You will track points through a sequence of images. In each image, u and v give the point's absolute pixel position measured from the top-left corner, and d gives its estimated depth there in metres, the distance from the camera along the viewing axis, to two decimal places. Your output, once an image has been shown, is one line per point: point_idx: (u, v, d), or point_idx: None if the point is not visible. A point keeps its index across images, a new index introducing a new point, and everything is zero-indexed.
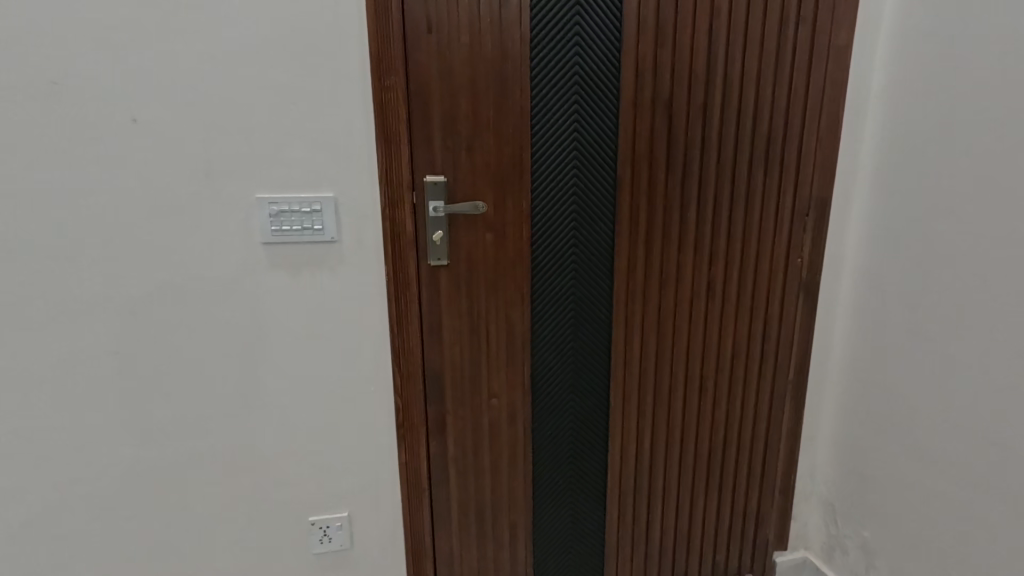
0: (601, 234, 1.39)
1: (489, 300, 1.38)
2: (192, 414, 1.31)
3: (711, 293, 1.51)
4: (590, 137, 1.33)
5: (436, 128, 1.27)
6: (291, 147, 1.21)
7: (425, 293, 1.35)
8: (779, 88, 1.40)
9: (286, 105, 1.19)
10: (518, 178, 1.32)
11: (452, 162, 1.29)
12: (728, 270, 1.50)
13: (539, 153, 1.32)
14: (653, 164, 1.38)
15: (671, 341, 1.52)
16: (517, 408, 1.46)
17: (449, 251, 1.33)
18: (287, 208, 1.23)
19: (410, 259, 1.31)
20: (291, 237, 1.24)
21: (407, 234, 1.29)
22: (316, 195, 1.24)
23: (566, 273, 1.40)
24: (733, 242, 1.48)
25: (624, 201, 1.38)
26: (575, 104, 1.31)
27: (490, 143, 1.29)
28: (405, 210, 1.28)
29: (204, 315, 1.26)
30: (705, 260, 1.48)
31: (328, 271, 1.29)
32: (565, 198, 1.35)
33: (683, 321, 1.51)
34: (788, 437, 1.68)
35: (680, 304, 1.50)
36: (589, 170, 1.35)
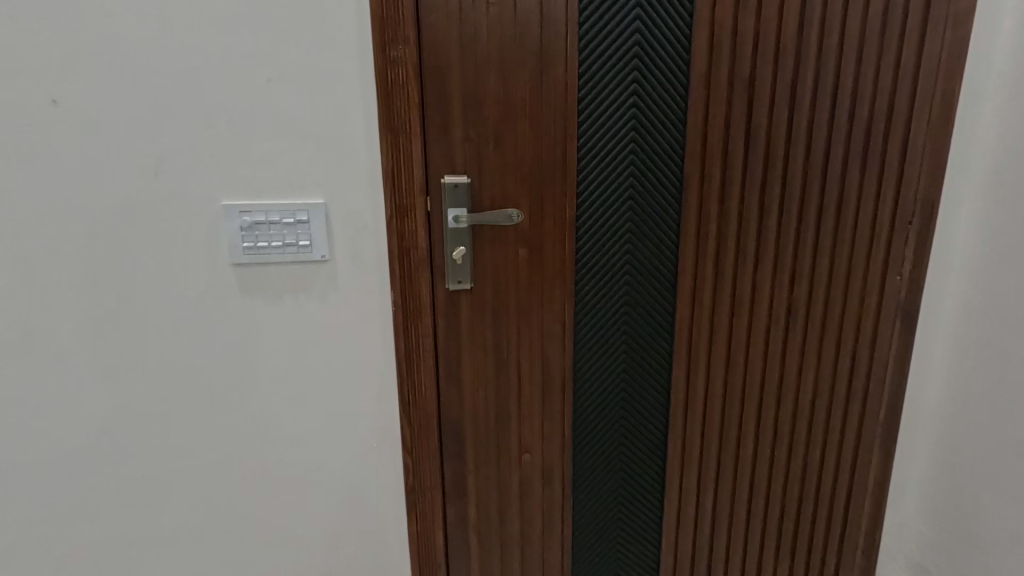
0: (662, 249, 1.11)
1: (521, 332, 1.10)
2: (147, 479, 1.03)
3: (791, 318, 1.23)
4: (651, 127, 1.04)
5: (457, 115, 0.98)
6: (269, 139, 0.92)
7: (442, 324, 1.07)
8: (885, 60, 1.11)
9: (263, 83, 0.90)
10: (560, 179, 1.03)
11: (476, 158, 1.00)
12: (813, 291, 1.22)
13: (587, 147, 1.03)
14: (728, 160, 1.09)
15: (741, 378, 1.24)
16: (554, 462, 1.18)
17: (472, 271, 1.05)
18: (264, 219, 0.94)
19: (424, 281, 1.03)
20: (269, 256, 0.96)
21: (420, 251, 1.01)
22: (301, 202, 0.95)
23: (617, 296, 1.12)
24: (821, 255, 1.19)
25: (692, 208, 1.10)
26: (634, 84, 1.02)
27: (526, 134, 1.01)
28: (417, 220, 1.00)
29: (159, 356, 0.98)
30: (786, 278, 1.20)
31: (319, 298, 1.00)
32: (619, 204, 1.07)
33: (757, 353, 1.23)
34: (876, 489, 1.38)
35: (753, 332, 1.21)
36: (649, 169, 1.06)
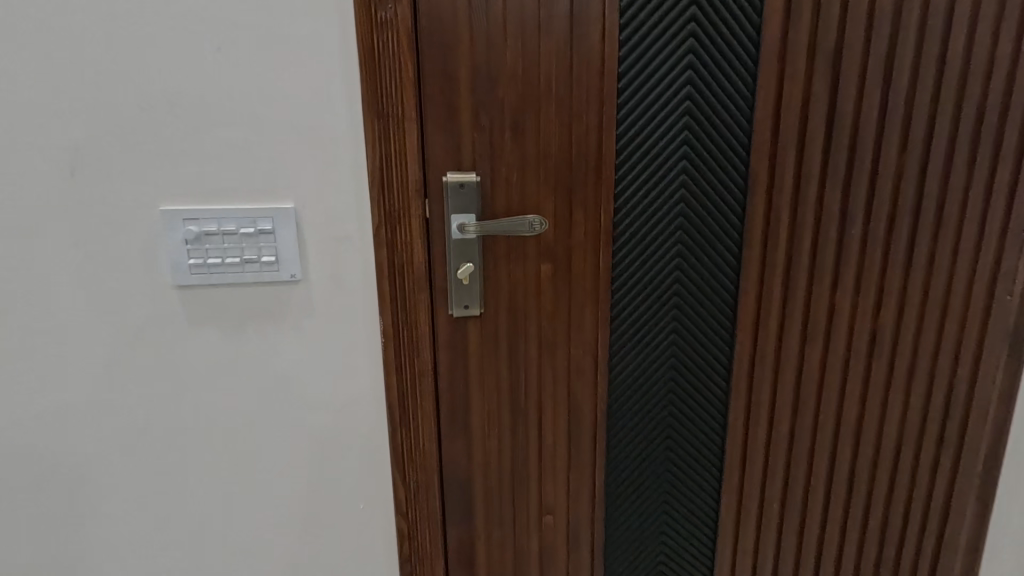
0: (719, 264, 0.89)
1: (543, 369, 0.88)
2: (85, 546, 0.84)
3: (874, 349, 0.99)
4: (711, 112, 0.83)
5: (464, 95, 0.76)
6: (223, 127, 0.72)
7: (444, 360, 0.85)
8: (1011, 21, 0.85)
9: (214, 55, 0.70)
10: (593, 177, 0.82)
11: (488, 151, 0.79)
12: (904, 317, 0.98)
13: (629, 137, 0.81)
14: (804, 153, 0.87)
15: (811, 419, 1.01)
16: (583, 523, 0.97)
17: (482, 293, 0.83)
18: (215, 228, 0.73)
19: (423, 307, 0.81)
20: (223, 276, 0.75)
21: (416, 268, 0.80)
22: (264, 207, 0.74)
23: (662, 323, 0.90)
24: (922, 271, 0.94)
25: (757, 213, 0.88)
26: (688, 58, 0.80)
27: (552, 121, 0.79)
28: (412, 230, 0.78)
29: (92, 400, 0.78)
30: (870, 300, 0.96)
31: (290, 328, 0.79)
32: (667, 208, 0.85)
33: (830, 392, 1.00)
34: (970, 557, 1.13)
35: (827, 366, 0.98)
36: (706, 165, 0.84)
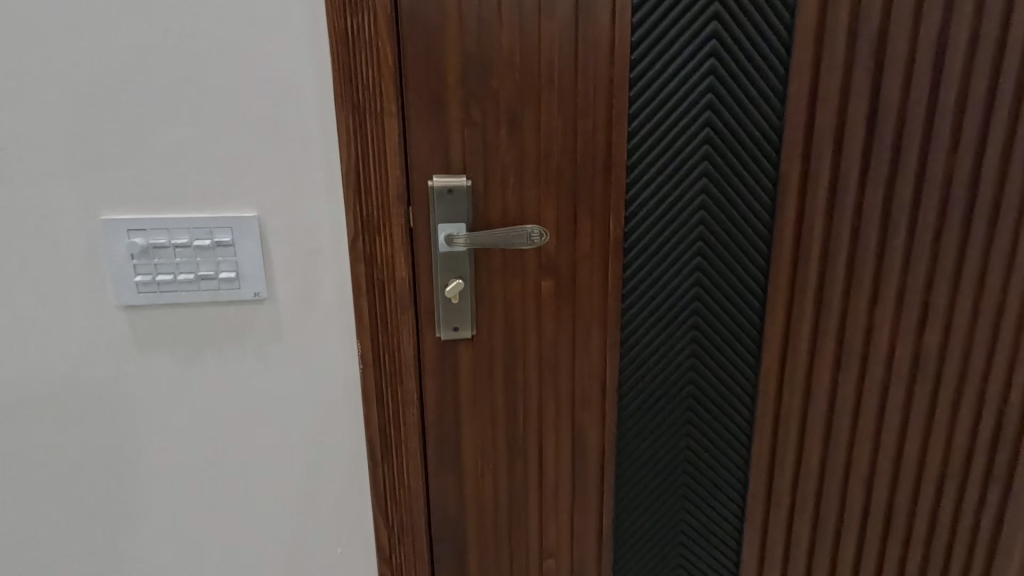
0: (744, 284, 0.76)
1: (544, 399, 0.77)
2: None
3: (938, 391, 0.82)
4: (735, 106, 0.69)
5: (452, 87, 0.66)
6: (172, 123, 0.62)
7: (431, 389, 0.74)
8: None
9: (160, 40, 0.60)
10: (601, 180, 0.71)
11: (480, 151, 0.68)
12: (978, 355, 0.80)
13: (642, 136, 0.70)
14: (862, 150, 0.71)
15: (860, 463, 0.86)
16: (588, 569, 0.86)
17: (474, 313, 0.72)
18: (165, 240, 0.63)
19: (406, 330, 0.71)
20: (176, 295, 0.65)
21: (398, 286, 0.69)
22: (223, 215, 0.64)
23: (680, 348, 0.78)
24: (1005, 294, 0.77)
25: (788, 225, 0.73)
26: (712, 42, 0.67)
27: (554, 117, 0.68)
28: (394, 242, 0.68)
29: (25, 435, 0.68)
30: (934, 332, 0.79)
31: (255, 353, 0.70)
32: (685, 217, 0.73)
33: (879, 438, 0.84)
34: None
35: (876, 408, 0.83)
36: (731, 168, 0.71)
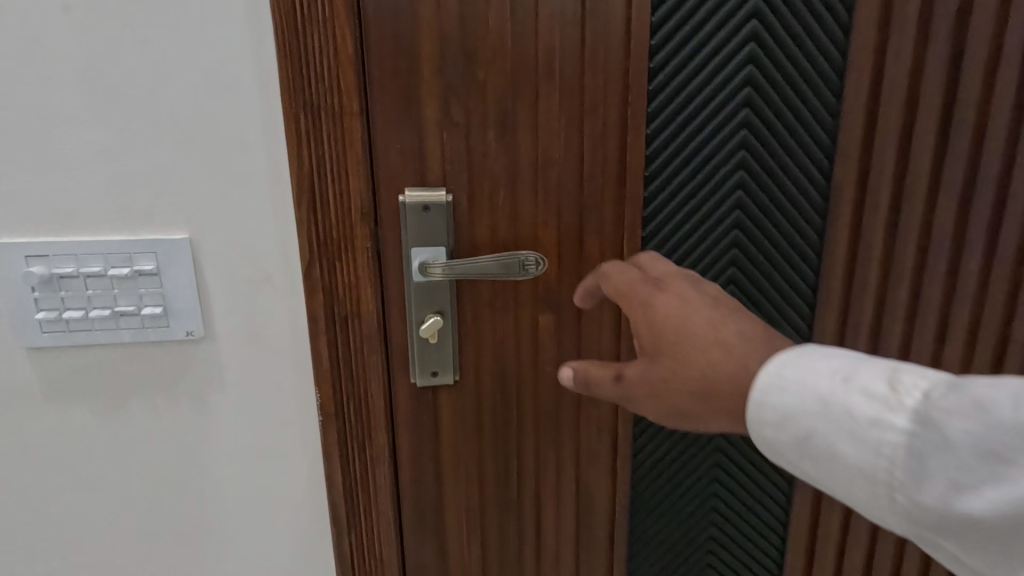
0: (785, 317, 0.64)
1: (542, 454, 0.65)
2: None
3: None
4: (780, 104, 0.57)
5: (428, 79, 0.53)
6: (81, 124, 0.50)
7: (405, 444, 0.62)
8: None
9: (61, 21, 0.48)
10: (612, 194, 0.58)
11: (464, 158, 0.55)
12: None
13: (663, 141, 0.57)
14: (931, 156, 0.59)
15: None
16: None
17: (456, 355, 0.60)
18: (74, 268, 0.52)
19: (374, 374, 0.59)
20: (91, 334, 0.54)
21: (365, 322, 0.57)
22: (146, 237, 0.52)
23: None
24: None
25: (839, 246, 0.61)
26: (752, 23, 0.55)
27: (556, 115, 0.55)
28: (357, 271, 0.56)
29: None
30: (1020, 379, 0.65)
31: (191, 403, 0.58)
32: (715, 238, 0.60)
33: None
34: None
35: None
36: (772, 178, 0.59)
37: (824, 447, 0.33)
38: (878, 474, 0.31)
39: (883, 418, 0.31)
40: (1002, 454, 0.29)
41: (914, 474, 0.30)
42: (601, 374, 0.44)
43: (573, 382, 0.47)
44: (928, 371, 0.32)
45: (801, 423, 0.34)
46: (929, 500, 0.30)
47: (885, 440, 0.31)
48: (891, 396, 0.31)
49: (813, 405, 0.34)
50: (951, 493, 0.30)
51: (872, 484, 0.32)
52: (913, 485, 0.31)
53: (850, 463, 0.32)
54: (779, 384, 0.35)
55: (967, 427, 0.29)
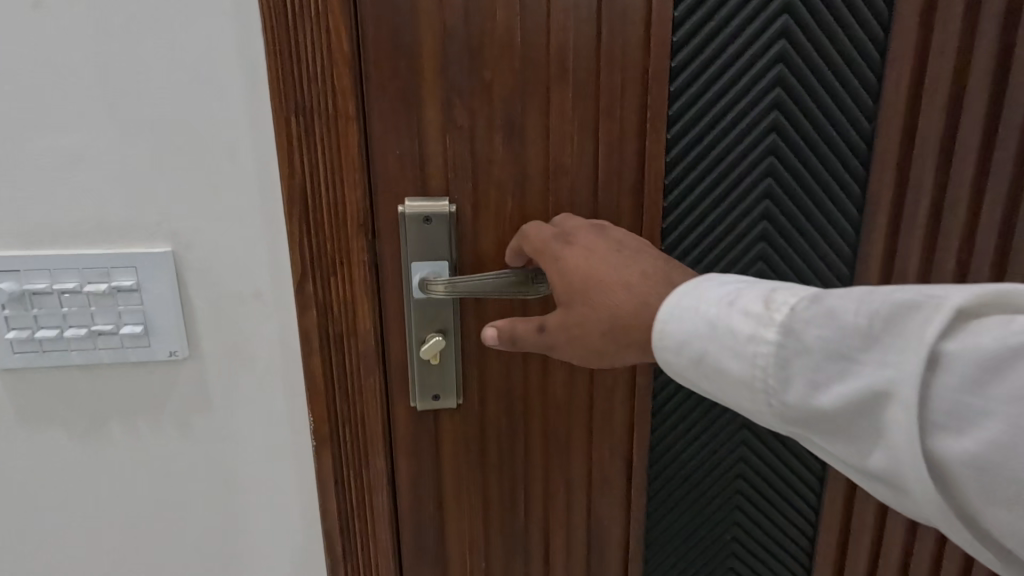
0: None
1: (552, 480, 0.60)
2: None
3: None
4: (813, 106, 0.53)
5: (430, 79, 0.49)
6: (54, 130, 0.46)
7: (405, 470, 0.58)
8: None
9: (31, 18, 0.44)
10: (629, 204, 0.54)
11: (468, 165, 0.51)
12: None
13: (684, 146, 0.53)
14: (975, 163, 0.54)
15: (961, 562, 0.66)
16: None
17: (460, 376, 0.55)
18: (47, 285, 0.48)
19: (371, 398, 0.55)
20: (67, 355, 0.50)
21: (361, 341, 0.53)
22: (125, 252, 0.49)
23: (731, 417, 0.60)
24: None
25: (875, 262, 0.57)
26: (783, 18, 0.51)
27: (569, 118, 0.51)
28: (353, 287, 0.51)
29: None
30: None
31: (174, 427, 0.54)
32: (741, 251, 0.56)
33: None
34: None
35: None
36: (802, 187, 0.55)
37: (712, 365, 0.35)
38: (754, 382, 0.33)
39: (756, 333, 0.33)
40: (851, 354, 0.30)
41: (783, 379, 0.32)
42: (525, 325, 0.45)
43: (500, 342, 0.46)
44: (802, 289, 0.34)
45: (694, 346, 0.36)
46: (795, 401, 0.32)
47: (759, 351, 0.33)
48: (765, 312, 0.33)
49: (700, 325, 0.35)
50: (813, 394, 0.31)
51: (753, 393, 0.34)
52: (783, 390, 0.32)
53: (732, 375, 0.34)
54: (674, 307, 0.37)
55: (823, 333, 0.31)
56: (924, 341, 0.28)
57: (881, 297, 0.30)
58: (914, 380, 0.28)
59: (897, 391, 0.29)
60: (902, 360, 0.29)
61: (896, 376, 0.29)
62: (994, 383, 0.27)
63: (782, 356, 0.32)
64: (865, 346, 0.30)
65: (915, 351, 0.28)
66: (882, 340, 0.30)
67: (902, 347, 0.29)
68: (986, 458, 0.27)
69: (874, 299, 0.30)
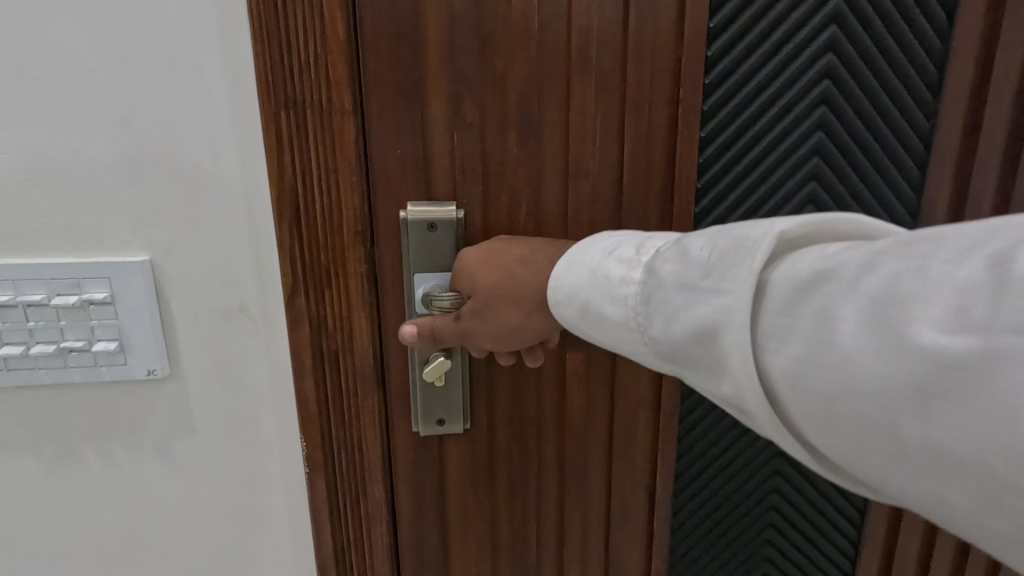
0: None
1: (566, 510, 0.55)
2: None
3: None
4: (864, 100, 0.47)
5: (435, 68, 0.43)
6: (17, 125, 0.42)
7: (406, 498, 0.53)
8: None
9: None
10: (656, 211, 0.48)
11: (478, 165, 0.46)
12: None
13: (718, 144, 0.47)
14: None
15: None
16: None
17: (467, 398, 0.50)
18: (14, 296, 0.44)
19: (370, 421, 0.50)
20: (37, 372, 0.46)
21: (360, 358, 0.48)
22: (97, 261, 0.44)
23: (766, 444, 0.54)
24: None
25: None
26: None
27: (591, 113, 0.45)
28: (349, 299, 0.46)
29: None
30: None
31: (153, 451, 0.49)
32: None
33: None
34: None
35: None
36: (850, 192, 0.49)
37: (596, 314, 0.35)
38: (626, 326, 0.32)
39: (626, 276, 0.33)
40: (694, 286, 0.29)
41: (644, 314, 0.31)
42: (444, 321, 0.43)
43: (412, 336, 0.43)
44: (673, 237, 0.34)
45: (581, 296, 0.36)
46: (655, 336, 0.31)
47: (627, 291, 0.32)
48: (634, 256, 0.33)
49: (584, 276, 0.36)
50: (667, 329, 0.30)
51: (627, 334, 0.33)
52: (645, 330, 0.31)
53: (609, 317, 0.34)
54: (565, 264, 0.38)
55: (671, 267, 0.30)
56: (749, 267, 0.27)
57: (725, 231, 0.29)
58: (741, 305, 0.26)
59: (725, 314, 0.27)
60: (729, 283, 0.27)
61: (724, 303, 0.27)
62: (799, 301, 0.25)
63: (644, 294, 0.31)
64: (706, 276, 0.28)
65: (742, 275, 0.27)
66: (716, 267, 0.28)
67: (732, 272, 0.27)
68: (792, 377, 0.25)
69: (719, 234, 0.30)
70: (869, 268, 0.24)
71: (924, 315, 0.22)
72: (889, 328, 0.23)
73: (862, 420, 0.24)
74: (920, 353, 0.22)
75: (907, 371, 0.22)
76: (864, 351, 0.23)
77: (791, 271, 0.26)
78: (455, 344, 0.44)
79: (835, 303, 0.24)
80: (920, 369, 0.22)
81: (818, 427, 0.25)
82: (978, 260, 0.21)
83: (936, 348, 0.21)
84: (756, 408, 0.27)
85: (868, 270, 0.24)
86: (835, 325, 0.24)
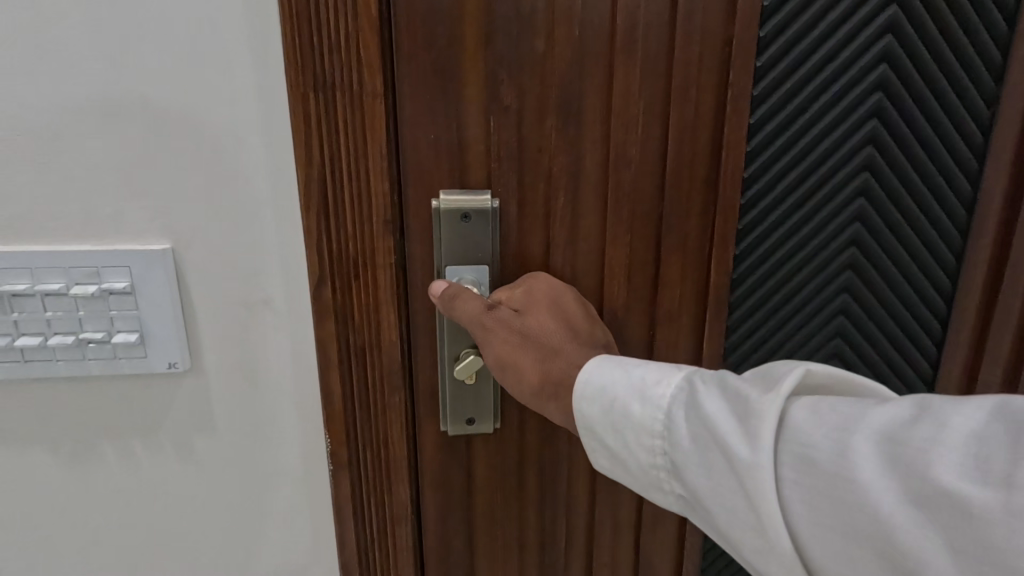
0: (902, 355, 0.52)
1: (596, 515, 0.53)
2: None
3: None
4: (922, 87, 0.45)
5: (473, 48, 0.41)
6: (32, 107, 0.40)
7: (432, 500, 0.51)
8: None
9: None
10: (699, 203, 0.46)
11: (514, 154, 0.43)
12: None
13: (771, 131, 0.45)
14: None
15: None
16: None
17: (497, 399, 0.48)
18: (32, 282, 0.42)
19: (395, 420, 0.48)
20: (54, 362, 0.44)
21: (387, 353, 0.46)
22: (117, 249, 0.42)
23: None
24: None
25: (979, 270, 0.50)
26: None
27: (637, 95, 0.43)
28: (376, 291, 0.44)
29: None
30: None
31: (173, 448, 0.48)
32: (829, 256, 0.48)
33: None
34: None
35: None
36: (902, 182, 0.48)
37: (620, 411, 0.35)
38: (655, 428, 0.33)
39: (660, 380, 0.34)
40: (727, 404, 0.31)
41: (677, 420, 0.32)
42: (472, 304, 0.41)
43: (441, 297, 0.42)
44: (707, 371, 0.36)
45: (608, 393, 0.36)
46: (684, 445, 0.32)
47: (661, 394, 0.34)
48: (671, 370, 0.35)
49: (615, 376, 0.36)
50: (698, 439, 0.31)
51: (653, 438, 0.33)
52: (673, 435, 0.32)
53: (635, 416, 0.34)
54: (598, 360, 0.38)
55: (708, 385, 0.32)
56: (778, 391, 0.29)
57: (757, 369, 0.33)
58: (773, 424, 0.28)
59: (756, 433, 0.28)
60: (763, 402, 0.29)
61: (755, 421, 0.29)
62: (829, 435, 0.27)
63: (680, 401, 0.33)
64: (740, 397, 0.31)
65: (773, 396, 0.29)
66: (749, 391, 0.31)
67: (765, 398, 0.30)
68: (821, 508, 0.27)
69: (756, 374, 0.32)
70: (890, 414, 0.27)
71: (948, 462, 0.24)
72: (922, 476, 0.24)
73: (884, 565, 0.25)
74: (948, 497, 0.23)
75: (930, 517, 0.24)
76: (897, 496, 0.25)
77: (819, 406, 0.29)
78: (467, 326, 0.42)
79: (860, 442, 0.26)
80: (947, 514, 0.23)
81: (836, 563, 0.26)
82: (989, 423, 0.25)
83: (972, 500, 0.23)
84: (775, 530, 0.27)
85: (897, 420, 0.27)
86: (861, 462, 0.26)
